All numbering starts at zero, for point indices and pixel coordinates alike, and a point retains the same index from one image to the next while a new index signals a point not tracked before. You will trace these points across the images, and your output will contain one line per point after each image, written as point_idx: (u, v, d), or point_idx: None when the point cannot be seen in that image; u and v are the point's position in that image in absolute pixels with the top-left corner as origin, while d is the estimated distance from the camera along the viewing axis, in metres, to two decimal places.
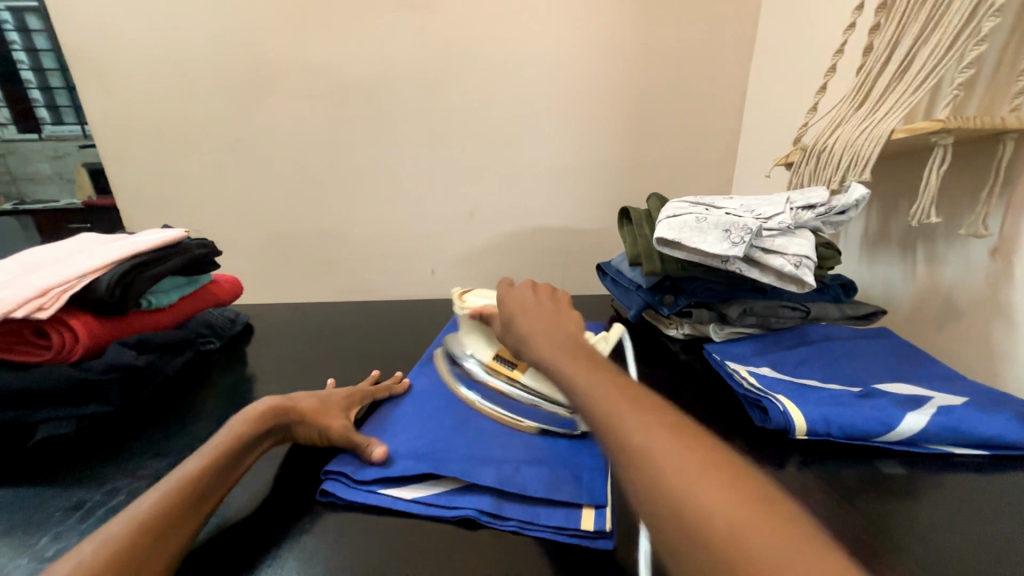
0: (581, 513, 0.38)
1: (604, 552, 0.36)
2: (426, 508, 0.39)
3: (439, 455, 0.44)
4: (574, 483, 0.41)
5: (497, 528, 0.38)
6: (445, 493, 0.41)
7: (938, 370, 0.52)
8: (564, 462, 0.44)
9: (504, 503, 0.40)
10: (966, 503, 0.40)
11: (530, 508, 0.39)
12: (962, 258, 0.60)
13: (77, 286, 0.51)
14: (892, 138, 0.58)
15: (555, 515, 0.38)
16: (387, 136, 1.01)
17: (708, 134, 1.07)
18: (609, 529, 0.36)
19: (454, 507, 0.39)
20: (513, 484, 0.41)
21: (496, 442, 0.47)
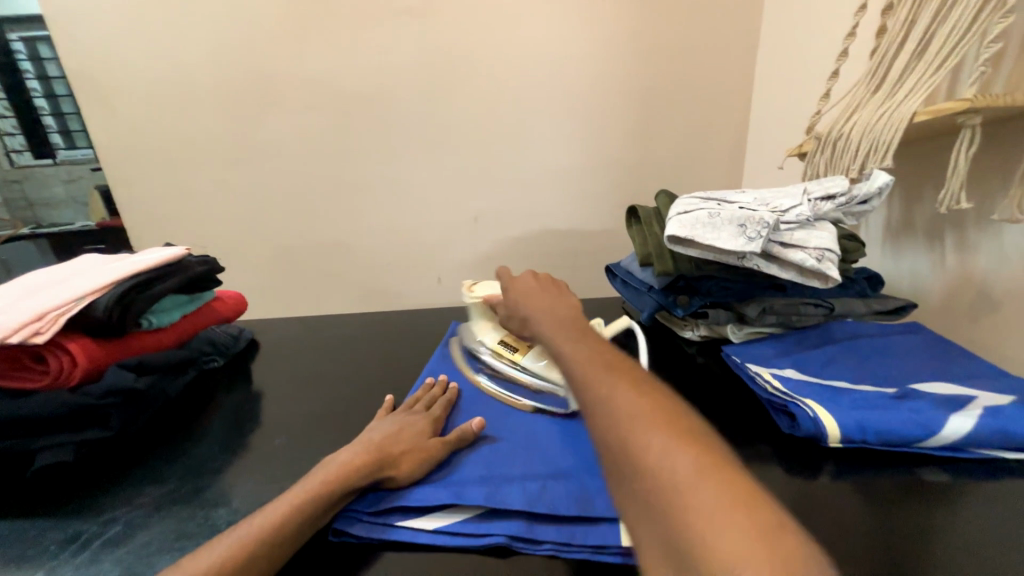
0: (619, 528, 0.36)
1: None
2: (453, 537, 0.37)
3: (457, 479, 0.42)
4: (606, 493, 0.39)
5: (533, 553, 0.36)
6: (470, 520, 0.38)
7: (979, 367, 0.48)
8: (592, 471, 0.42)
9: (536, 525, 0.37)
10: (1022, 513, 0.37)
11: (565, 527, 0.37)
12: (995, 246, 0.57)
13: (74, 309, 0.50)
14: (913, 121, 0.55)
15: (593, 533, 0.36)
16: (388, 145, 1.00)
17: (716, 128, 1.04)
18: None
19: (483, 535, 0.37)
20: (548, 504, 0.38)
21: (519, 458, 0.45)
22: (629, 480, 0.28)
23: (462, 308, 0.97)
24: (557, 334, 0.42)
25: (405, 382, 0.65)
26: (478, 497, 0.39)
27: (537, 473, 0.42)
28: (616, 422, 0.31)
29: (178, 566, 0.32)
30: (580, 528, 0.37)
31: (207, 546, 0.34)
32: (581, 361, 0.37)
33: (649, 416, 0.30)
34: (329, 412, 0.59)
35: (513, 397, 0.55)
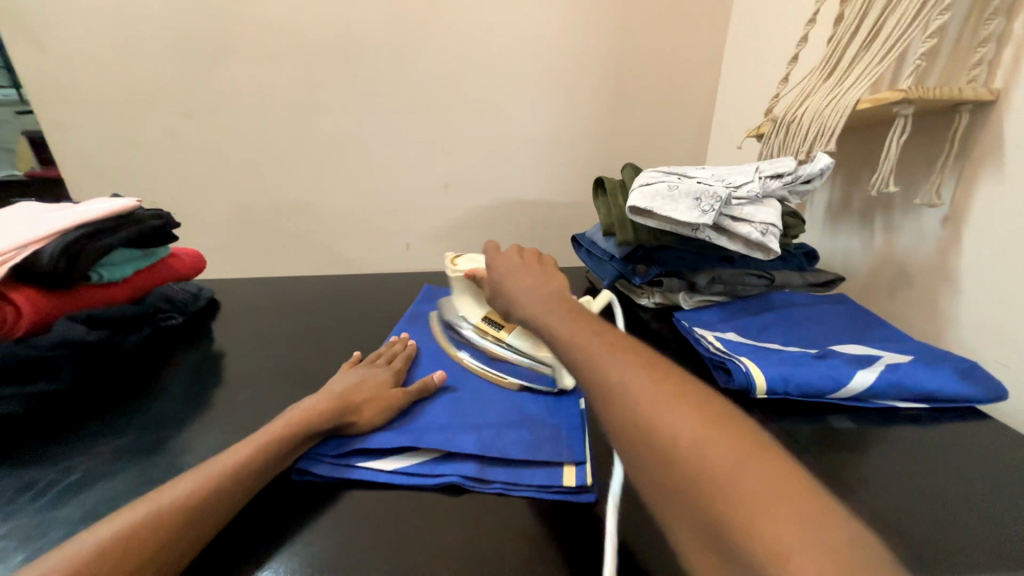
0: (562, 471, 0.40)
1: (586, 505, 0.38)
2: (409, 478, 0.40)
3: (417, 427, 0.44)
4: (553, 442, 0.43)
5: (482, 492, 0.39)
6: (427, 462, 0.41)
7: (889, 332, 0.55)
8: (543, 423, 0.46)
9: (487, 467, 0.40)
10: (907, 451, 0.43)
11: (512, 470, 0.40)
12: (915, 227, 0.63)
13: (17, 257, 0.47)
14: (856, 108, 0.59)
15: (538, 475, 0.40)
16: (355, 103, 0.96)
17: (683, 106, 1.06)
18: (590, 484, 0.39)
19: (437, 475, 0.40)
20: (498, 449, 0.42)
21: (476, 410, 0.47)
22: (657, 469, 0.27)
23: (430, 274, 0.97)
24: (539, 306, 0.43)
25: (371, 343, 0.66)
26: (434, 442, 0.42)
27: (492, 423, 0.45)
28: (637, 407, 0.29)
29: (145, 499, 0.33)
30: (526, 471, 0.40)
31: (173, 482, 0.35)
32: (586, 343, 0.35)
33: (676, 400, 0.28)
34: (295, 370, 0.59)
35: (497, 374, 0.54)
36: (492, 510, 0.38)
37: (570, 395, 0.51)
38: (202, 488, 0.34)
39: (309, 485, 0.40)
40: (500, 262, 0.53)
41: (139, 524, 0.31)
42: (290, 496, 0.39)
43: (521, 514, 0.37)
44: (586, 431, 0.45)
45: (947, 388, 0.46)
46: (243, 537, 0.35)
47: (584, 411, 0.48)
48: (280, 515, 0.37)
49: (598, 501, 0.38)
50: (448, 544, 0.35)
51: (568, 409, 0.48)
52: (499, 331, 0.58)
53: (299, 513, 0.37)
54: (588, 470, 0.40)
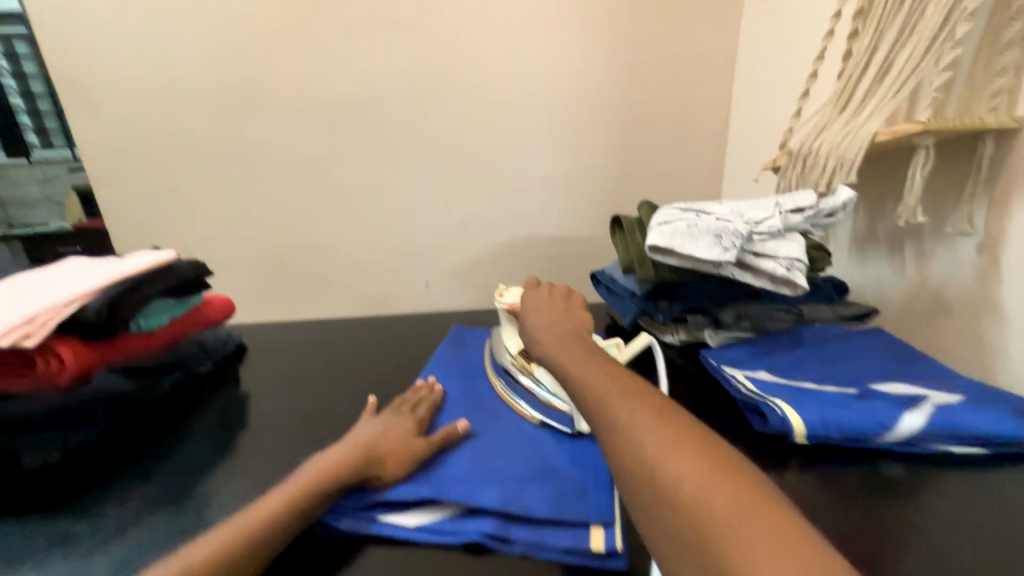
0: (589, 532, 0.38)
1: (615, 570, 0.36)
2: (432, 535, 0.39)
3: (439, 478, 0.43)
4: (580, 499, 0.41)
5: (506, 553, 0.38)
6: (448, 518, 0.40)
7: (934, 369, 0.52)
8: (569, 476, 0.44)
9: (511, 525, 0.39)
10: (966, 501, 0.40)
11: (537, 529, 0.39)
12: (949, 256, 0.61)
13: (65, 313, 0.50)
14: (875, 140, 0.59)
15: (563, 536, 0.38)
16: (378, 151, 1.01)
17: (695, 142, 1.08)
18: (619, 548, 0.37)
19: (460, 533, 0.39)
20: (523, 507, 0.40)
21: (500, 459, 0.46)
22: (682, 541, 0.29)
23: (449, 313, 0.98)
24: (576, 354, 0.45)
25: (395, 385, 0.67)
26: (458, 496, 0.41)
27: (516, 475, 0.44)
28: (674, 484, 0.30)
29: (177, 555, 0.33)
30: (551, 532, 0.39)
31: (204, 536, 0.35)
32: (620, 404, 0.37)
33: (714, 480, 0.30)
34: (320, 414, 0.60)
35: (519, 404, 0.55)
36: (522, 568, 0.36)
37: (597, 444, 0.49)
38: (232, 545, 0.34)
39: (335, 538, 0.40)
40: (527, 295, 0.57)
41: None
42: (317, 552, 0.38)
43: None
44: (613, 486, 0.43)
45: (1007, 431, 0.43)
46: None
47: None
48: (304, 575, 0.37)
49: (629, 566, 0.37)
50: None
51: (596, 461, 0.46)
52: (530, 363, 0.58)
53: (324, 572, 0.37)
54: (617, 532, 0.38)
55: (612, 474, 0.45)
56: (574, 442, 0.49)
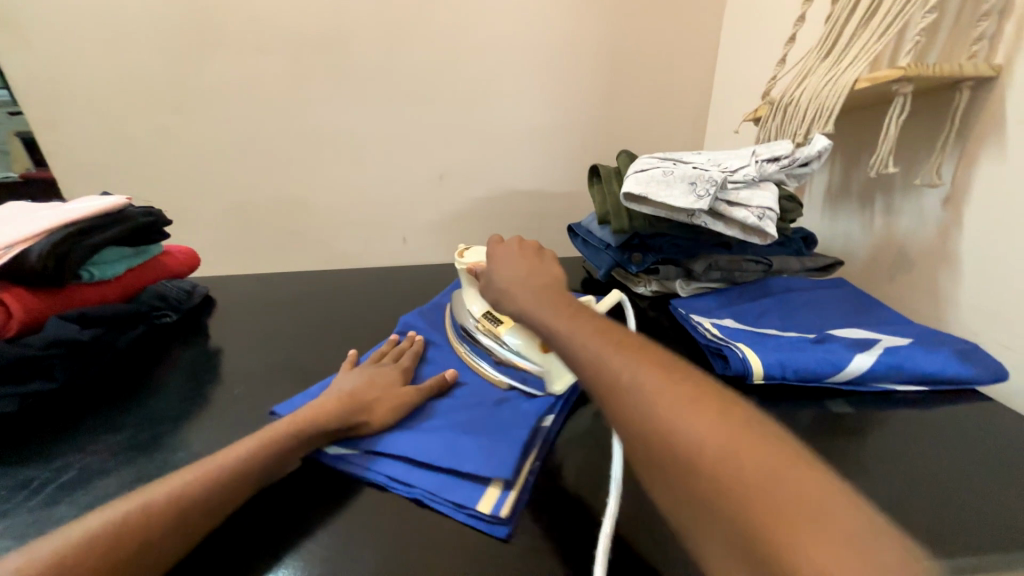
0: (483, 492, 0.37)
1: (495, 539, 0.35)
2: (346, 464, 0.41)
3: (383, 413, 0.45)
4: (488, 456, 0.39)
5: (401, 494, 0.39)
6: (367, 451, 0.42)
7: (887, 316, 0.55)
8: (493, 432, 0.43)
9: (416, 470, 0.40)
10: (907, 433, 0.43)
11: (438, 478, 0.39)
12: (915, 209, 0.62)
13: (3, 258, 0.47)
14: (855, 88, 0.58)
15: (459, 491, 0.37)
16: (347, 95, 0.95)
17: (679, 91, 1.04)
18: (505, 517, 0.35)
19: (368, 467, 0.40)
20: (432, 459, 0.40)
21: (447, 408, 0.47)
22: (703, 522, 0.24)
23: (426, 267, 0.96)
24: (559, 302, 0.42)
25: (368, 337, 0.66)
26: (391, 440, 0.42)
27: (446, 425, 0.44)
28: (694, 456, 0.25)
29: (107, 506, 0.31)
30: (450, 486, 0.38)
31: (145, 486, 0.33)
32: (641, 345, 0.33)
33: (719, 430, 0.25)
34: (292, 366, 0.59)
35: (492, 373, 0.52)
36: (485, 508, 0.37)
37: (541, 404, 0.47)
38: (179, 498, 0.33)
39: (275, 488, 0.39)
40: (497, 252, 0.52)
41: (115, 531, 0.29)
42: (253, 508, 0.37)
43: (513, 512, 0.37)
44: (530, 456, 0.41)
45: (946, 369, 0.46)
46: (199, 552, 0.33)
47: (541, 430, 0.44)
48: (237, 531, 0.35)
49: (511, 536, 0.35)
50: (438, 543, 0.34)
51: (528, 418, 0.45)
52: (496, 327, 0.53)
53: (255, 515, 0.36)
54: (509, 500, 0.36)
55: (538, 440, 0.43)
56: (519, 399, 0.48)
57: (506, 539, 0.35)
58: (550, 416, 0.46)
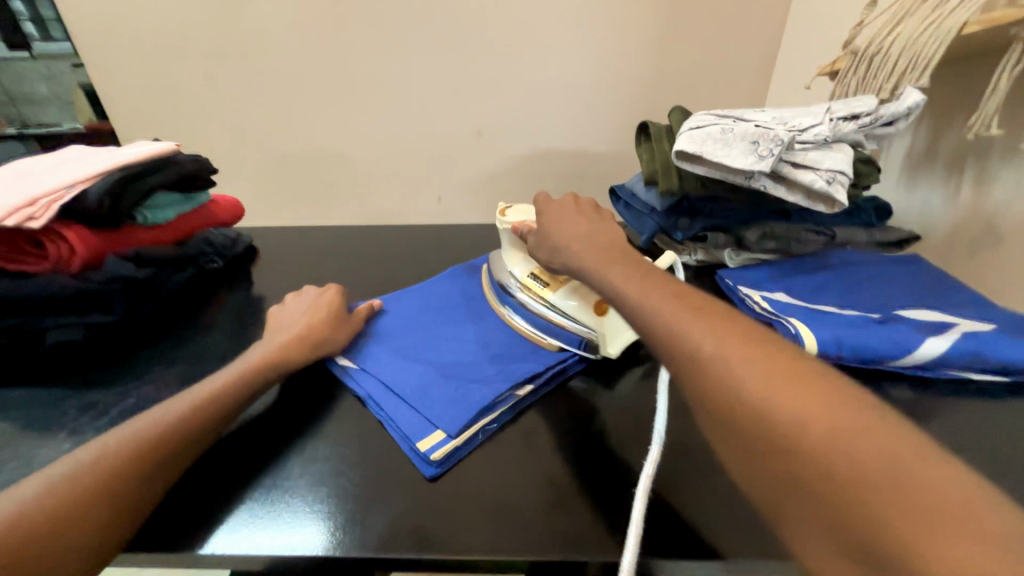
0: (430, 431, 0.38)
1: (421, 475, 0.36)
2: (345, 375, 0.46)
3: (398, 343, 0.50)
4: (447, 407, 0.40)
5: (374, 413, 0.42)
6: (364, 369, 0.46)
7: (968, 298, 0.49)
8: (470, 382, 0.43)
9: (389, 396, 0.43)
10: (973, 425, 0.39)
11: (401, 407, 0.41)
12: (1015, 179, 0.54)
13: (65, 197, 0.49)
14: (961, 33, 0.50)
15: (413, 423, 0.39)
16: (386, 44, 0.91)
17: (744, 41, 0.94)
18: (433, 461, 0.36)
19: (356, 382, 0.45)
20: (404, 393, 0.42)
21: (452, 347, 0.49)
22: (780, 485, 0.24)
23: (461, 226, 0.95)
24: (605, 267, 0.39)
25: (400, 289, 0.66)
26: (386, 369, 0.45)
27: (435, 364, 0.46)
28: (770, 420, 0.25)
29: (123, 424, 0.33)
30: (407, 417, 0.40)
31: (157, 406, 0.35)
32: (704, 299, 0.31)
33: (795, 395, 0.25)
34: None
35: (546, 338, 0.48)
36: (517, 461, 0.37)
37: (530, 365, 0.45)
38: (163, 418, 0.34)
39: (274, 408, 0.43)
40: (547, 214, 0.49)
41: (107, 456, 0.30)
42: (249, 424, 0.41)
43: (544, 468, 0.37)
44: (492, 413, 0.41)
45: None
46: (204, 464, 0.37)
47: (511, 394, 0.42)
48: (245, 447, 0.38)
49: (434, 479, 0.36)
50: (468, 490, 0.35)
51: (505, 378, 0.43)
52: (543, 289, 0.49)
53: (251, 430, 0.40)
54: (444, 447, 0.37)
55: (504, 404, 0.41)
56: (514, 353, 0.47)
57: (429, 479, 0.36)
58: (529, 385, 0.43)
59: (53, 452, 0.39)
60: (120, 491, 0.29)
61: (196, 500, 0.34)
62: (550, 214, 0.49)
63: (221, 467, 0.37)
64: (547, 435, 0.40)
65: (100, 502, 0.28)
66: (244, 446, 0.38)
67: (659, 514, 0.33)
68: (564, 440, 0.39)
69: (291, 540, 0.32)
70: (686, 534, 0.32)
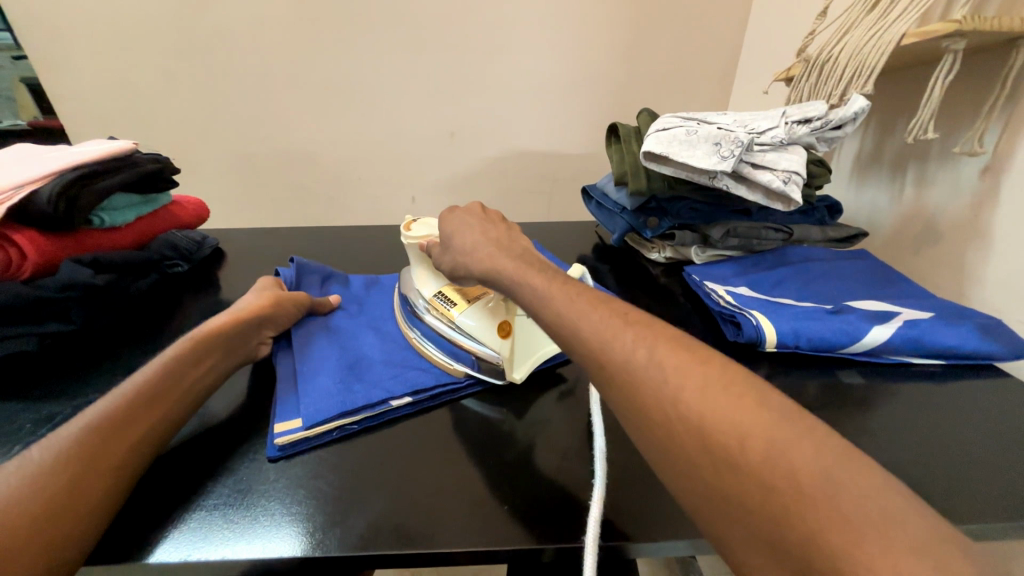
0: (292, 418, 0.40)
1: (263, 459, 0.38)
2: (278, 354, 0.49)
3: (341, 332, 0.52)
4: (322, 400, 0.41)
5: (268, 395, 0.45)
6: (289, 354, 0.49)
7: (912, 289, 0.53)
8: (363, 379, 0.44)
9: (286, 380, 0.45)
10: (916, 407, 0.43)
11: (287, 390, 0.43)
12: (951, 178, 0.59)
13: (14, 199, 0.47)
14: (901, 44, 0.54)
15: (286, 406, 0.42)
16: (356, 42, 0.90)
17: (707, 47, 0.98)
18: (275, 445, 0.38)
19: (277, 362, 0.48)
20: (303, 377, 0.44)
21: (380, 342, 0.51)
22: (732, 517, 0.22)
23: None
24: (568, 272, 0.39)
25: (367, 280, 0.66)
26: (311, 352, 0.48)
27: (350, 355, 0.48)
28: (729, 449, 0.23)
29: (70, 422, 0.32)
30: (287, 398, 0.42)
31: (105, 399, 0.34)
32: None
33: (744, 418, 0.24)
34: None
35: (445, 360, 0.47)
36: (493, 456, 0.39)
37: (419, 378, 0.45)
38: (121, 416, 0.33)
39: (238, 413, 0.43)
40: (451, 223, 0.49)
41: (69, 458, 0.29)
42: (204, 431, 0.40)
43: (520, 465, 0.38)
44: (360, 415, 0.41)
45: (965, 345, 0.45)
46: (164, 467, 0.36)
47: (392, 407, 0.42)
48: (206, 456, 0.38)
49: (272, 460, 0.38)
50: (449, 487, 0.36)
51: (390, 384, 0.44)
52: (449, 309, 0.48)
53: (212, 435, 0.40)
54: (292, 434, 0.38)
55: (375, 409, 0.42)
56: (415, 364, 0.47)
57: (270, 459, 0.38)
58: (407, 397, 0.43)
59: None
60: (92, 505, 0.29)
61: (157, 506, 0.33)
62: (451, 224, 0.49)
63: (182, 474, 0.36)
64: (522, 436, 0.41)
65: (79, 514, 0.28)
66: (210, 452, 0.38)
67: (630, 499, 0.35)
68: (540, 436, 0.41)
69: (266, 547, 0.31)
70: (658, 516, 0.34)
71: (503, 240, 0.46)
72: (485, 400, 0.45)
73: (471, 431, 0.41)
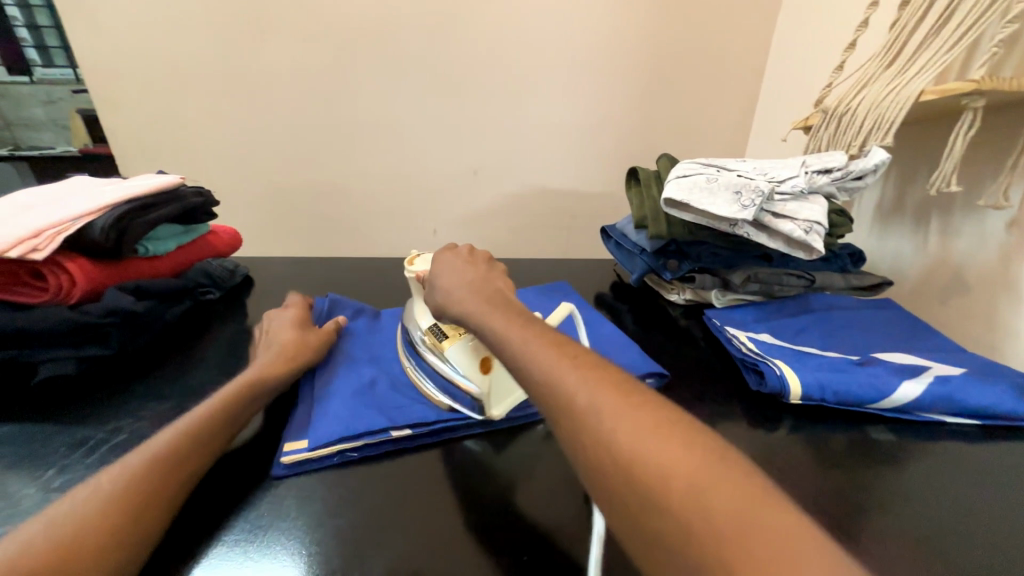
0: (299, 439, 0.42)
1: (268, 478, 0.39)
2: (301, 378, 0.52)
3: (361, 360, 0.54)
4: (331, 423, 0.43)
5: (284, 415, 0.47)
6: (311, 377, 0.51)
7: (942, 343, 0.52)
8: (371, 406, 0.46)
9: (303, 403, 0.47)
10: (952, 469, 0.41)
11: (301, 413, 0.45)
12: (977, 230, 0.59)
13: (70, 229, 0.50)
14: (920, 100, 0.55)
15: (295, 428, 0.43)
16: (390, 86, 0.96)
17: (725, 95, 1.02)
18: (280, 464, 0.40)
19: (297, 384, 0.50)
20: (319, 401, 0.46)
21: (393, 371, 0.52)
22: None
23: None
24: None
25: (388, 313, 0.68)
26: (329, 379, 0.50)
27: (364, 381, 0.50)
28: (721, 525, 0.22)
29: (112, 468, 0.32)
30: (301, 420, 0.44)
31: (144, 447, 0.34)
32: None
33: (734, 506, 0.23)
34: None
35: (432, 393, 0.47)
36: (510, 501, 0.38)
37: (420, 411, 0.46)
38: (162, 460, 0.33)
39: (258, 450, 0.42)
40: (440, 264, 0.50)
41: (115, 504, 0.29)
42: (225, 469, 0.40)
43: (537, 511, 0.37)
44: (361, 441, 0.42)
45: (1002, 405, 0.44)
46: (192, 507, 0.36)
47: (392, 437, 0.43)
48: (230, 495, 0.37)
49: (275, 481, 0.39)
50: (466, 531, 0.35)
51: (395, 414, 0.45)
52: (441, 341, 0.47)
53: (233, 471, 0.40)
54: (297, 455, 0.40)
55: (377, 436, 0.43)
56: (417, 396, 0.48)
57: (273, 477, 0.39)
58: (409, 428, 0.44)
59: (39, 491, 0.38)
60: (132, 543, 0.29)
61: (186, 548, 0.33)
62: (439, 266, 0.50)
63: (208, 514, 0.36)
64: (540, 481, 0.40)
65: (119, 552, 0.28)
66: (231, 483, 0.38)
67: None
68: (559, 482, 0.40)
69: None
70: None
71: (486, 283, 0.47)
72: (505, 441, 0.45)
73: (489, 472, 0.41)
